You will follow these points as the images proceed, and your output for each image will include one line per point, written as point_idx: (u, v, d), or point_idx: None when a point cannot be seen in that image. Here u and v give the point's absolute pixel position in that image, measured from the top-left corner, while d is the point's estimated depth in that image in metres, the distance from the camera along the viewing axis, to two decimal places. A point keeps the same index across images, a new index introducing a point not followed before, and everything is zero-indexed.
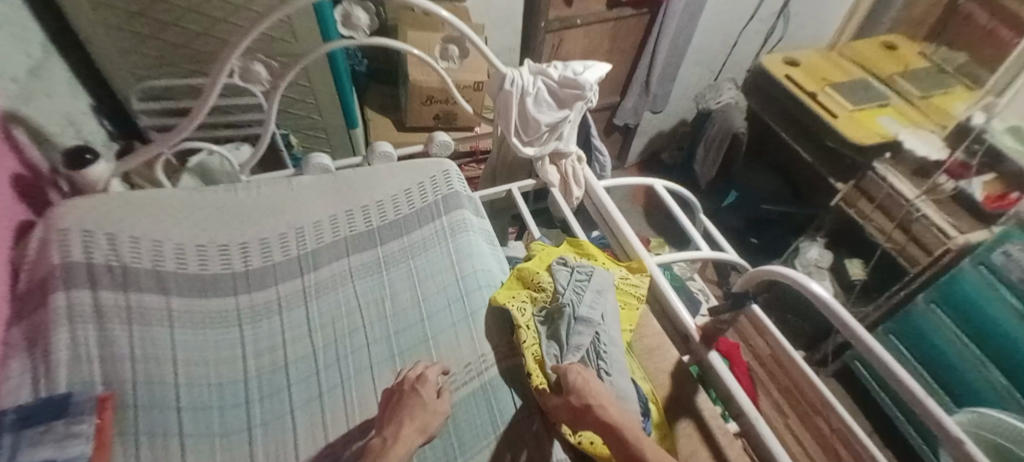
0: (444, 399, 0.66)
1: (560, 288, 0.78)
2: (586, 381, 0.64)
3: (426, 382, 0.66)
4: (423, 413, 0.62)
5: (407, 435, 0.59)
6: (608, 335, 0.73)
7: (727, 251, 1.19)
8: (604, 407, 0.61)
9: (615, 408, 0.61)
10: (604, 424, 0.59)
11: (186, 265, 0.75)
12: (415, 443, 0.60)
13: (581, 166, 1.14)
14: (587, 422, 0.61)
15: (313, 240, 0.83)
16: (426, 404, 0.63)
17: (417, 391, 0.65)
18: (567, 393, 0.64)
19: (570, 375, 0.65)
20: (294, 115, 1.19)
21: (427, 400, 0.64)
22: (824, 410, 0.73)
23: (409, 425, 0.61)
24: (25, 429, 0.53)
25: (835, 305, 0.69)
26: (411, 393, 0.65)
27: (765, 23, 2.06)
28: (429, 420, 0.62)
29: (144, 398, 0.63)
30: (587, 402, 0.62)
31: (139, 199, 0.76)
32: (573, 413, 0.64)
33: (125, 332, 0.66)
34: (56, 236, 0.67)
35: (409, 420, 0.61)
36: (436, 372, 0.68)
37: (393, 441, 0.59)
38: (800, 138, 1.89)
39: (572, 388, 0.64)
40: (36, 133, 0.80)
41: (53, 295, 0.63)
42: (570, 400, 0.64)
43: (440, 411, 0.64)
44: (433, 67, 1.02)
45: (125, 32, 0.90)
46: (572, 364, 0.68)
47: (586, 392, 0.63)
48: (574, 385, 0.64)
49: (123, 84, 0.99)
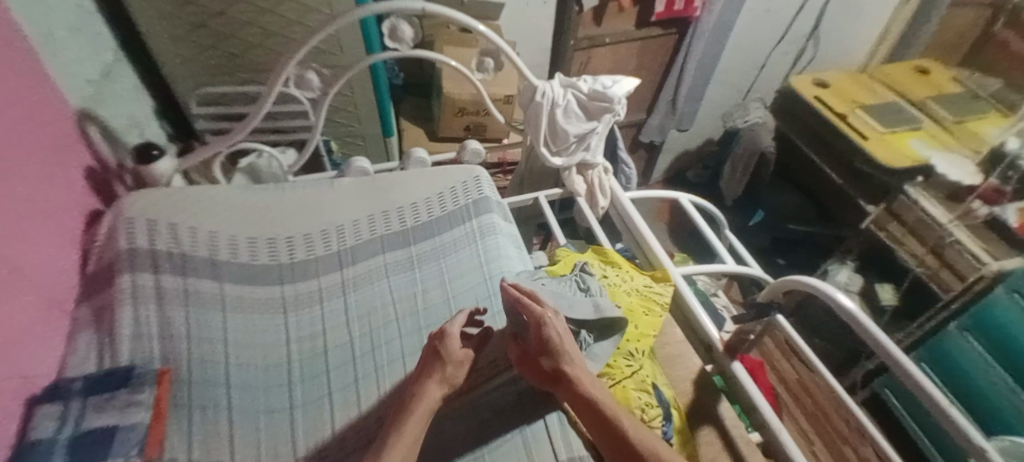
0: (466, 350, 0.68)
1: (541, 284, 0.83)
2: (562, 338, 0.69)
3: (449, 339, 0.67)
4: (446, 367, 0.66)
5: (428, 390, 0.63)
6: (592, 352, 0.80)
7: (752, 265, 1.20)
8: (577, 371, 0.67)
9: (588, 380, 0.66)
10: (583, 399, 0.65)
11: (238, 254, 0.80)
12: (438, 395, 0.64)
13: (608, 177, 1.17)
14: (559, 386, 0.68)
15: (352, 237, 0.88)
16: (449, 360, 0.66)
17: (440, 346, 0.67)
18: (545, 350, 0.69)
19: (548, 332, 0.68)
20: (336, 122, 1.26)
21: (451, 355, 0.66)
22: (855, 438, 0.72)
23: (434, 380, 0.64)
24: (93, 395, 0.60)
25: (864, 319, 0.69)
26: (435, 349, 0.67)
27: (795, 45, 2.05)
28: (455, 373, 0.66)
29: (197, 374, 0.67)
30: (558, 367, 0.68)
31: (198, 195, 0.83)
32: (545, 372, 0.69)
33: (182, 313, 0.71)
34: (123, 223, 0.74)
35: (429, 374, 0.65)
36: (458, 325, 0.69)
37: (418, 395, 0.62)
38: (827, 159, 1.89)
39: (551, 342, 0.68)
40: (106, 131, 0.88)
41: (119, 277, 0.70)
42: (543, 363, 0.69)
43: (464, 363, 0.68)
44: (469, 79, 1.07)
45: (189, 42, 0.99)
46: (546, 310, 0.70)
47: (561, 351, 0.68)
48: (550, 338, 0.68)
49: (184, 90, 1.07)
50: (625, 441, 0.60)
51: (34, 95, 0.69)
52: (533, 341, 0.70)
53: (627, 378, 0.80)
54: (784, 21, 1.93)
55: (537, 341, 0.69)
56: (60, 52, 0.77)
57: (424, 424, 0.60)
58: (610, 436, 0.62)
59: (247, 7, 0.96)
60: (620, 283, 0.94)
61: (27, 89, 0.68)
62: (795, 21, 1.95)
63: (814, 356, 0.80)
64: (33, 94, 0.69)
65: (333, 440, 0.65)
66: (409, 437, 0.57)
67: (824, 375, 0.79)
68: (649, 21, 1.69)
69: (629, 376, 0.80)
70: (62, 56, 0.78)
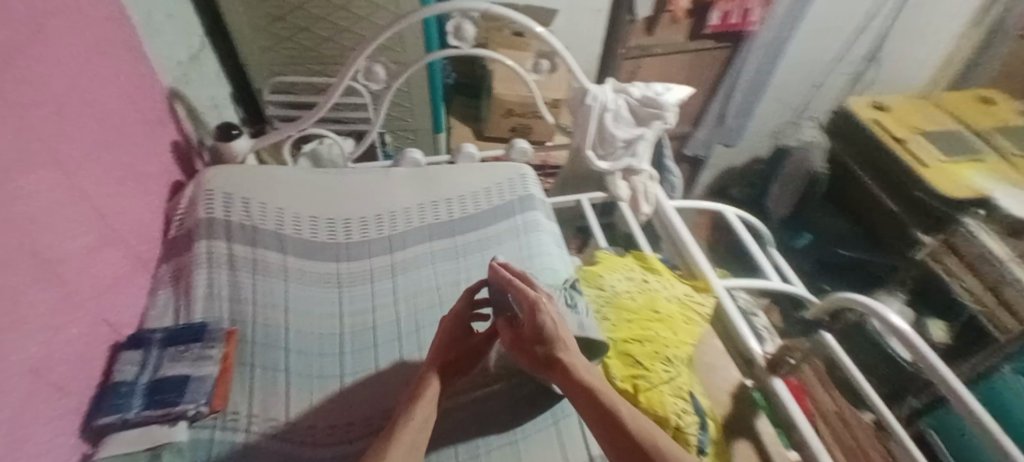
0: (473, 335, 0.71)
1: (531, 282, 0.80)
2: (555, 324, 0.67)
3: (455, 321, 0.71)
4: (451, 354, 0.69)
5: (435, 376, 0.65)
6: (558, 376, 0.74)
7: (795, 284, 1.17)
8: (572, 359, 0.66)
9: (582, 367, 0.65)
10: (578, 385, 0.63)
11: (301, 230, 0.85)
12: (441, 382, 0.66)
13: (652, 184, 1.16)
14: (555, 375, 0.66)
15: (403, 223, 0.92)
16: (456, 343, 0.70)
17: (448, 327, 0.70)
18: (539, 336, 0.67)
19: (542, 318, 0.66)
20: (392, 116, 1.32)
21: (456, 337, 0.70)
22: None
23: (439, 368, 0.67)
24: (169, 347, 0.66)
25: (915, 338, 0.69)
26: (446, 335, 0.70)
27: (853, 66, 1.99)
28: (461, 353, 0.70)
29: (261, 336, 0.72)
30: (553, 355, 0.66)
31: (268, 173, 0.89)
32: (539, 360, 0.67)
33: (250, 279, 0.76)
34: (205, 196, 0.82)
35: (436, 360, 0.68)
36: (462, 307, 0.71)
37: (425, 382, 0.64)
38: (881, 183, 1.81)
39: (545, 329, 0.67)
40: (191, 111, 0.96)
41: (198, 243, 0.77)
42: (537, 349, 0.67)
43: (474, 342, 0.71)
44: (524, 79, 1.11)
45: (269, 33, 1.07)
46: (540, 294, 0.69)
47: (555, 338, 0.67)
48: (544, 324, 0.67)
49: (260, 78, 1.15)
50: (624, 434, 0.56)
51: (133, 73, 0.77)
52: (525, 328, 0.68)
53: (665, 383, 0.77)
54: (843, 40, 1.88)
55: (530, 327, 0.67)
56: (156, 34, 0.85)
57: (431, 411, 0.61)
58: (607, 431, 0.58)
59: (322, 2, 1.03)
60: (661, 289, 0.93)
61: (127, 66, 0.76)
62: (854, 41, 1.90)
63: (863, 380, 0.81)
64: (133, 72, 0.77)
65: (377, 411, 0.69)
66: (414, 421, 0.58)
67: (874, 401, 0.78)
68: (703, 33, 1.68)
69: (667, 382, 0.78)
70: (159, 40, 0.86)
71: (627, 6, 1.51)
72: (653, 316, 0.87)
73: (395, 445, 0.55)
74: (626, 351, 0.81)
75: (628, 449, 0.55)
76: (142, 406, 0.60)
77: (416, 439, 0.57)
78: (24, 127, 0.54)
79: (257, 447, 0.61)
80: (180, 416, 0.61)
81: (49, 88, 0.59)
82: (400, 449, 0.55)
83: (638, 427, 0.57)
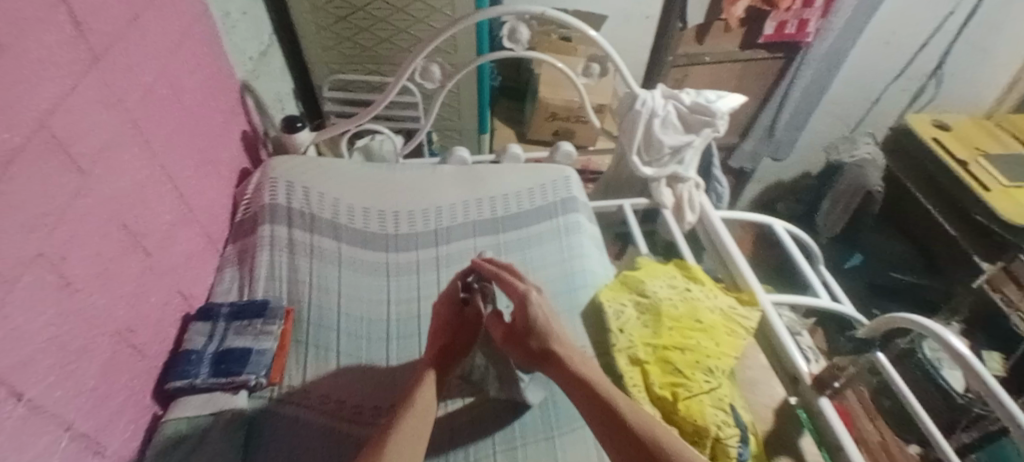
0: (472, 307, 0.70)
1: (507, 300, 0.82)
2: (547, 318, 0.68)
3: (448, 302, 0.70)
4: (446, 336, 0.67)
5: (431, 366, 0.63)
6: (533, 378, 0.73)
7: (844, 302, 1.13)
8: (567, 351, 0.64)
9: (579, 360, 0.63)
10: (575, 380, 0.60)
11: (354, 221, 0.90)
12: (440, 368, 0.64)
13: (698, 193, 1.16)
14: (551, 368, 0.63)
15: (448, 218, 0.95)
16: (450, 326, 0.68)
17: (444, 310, 0.69)
18: (530, 328, 0.67)
19: (531, 311, 0.68)
20: (439, 116, 1.36)
21: (450, 320, 0.68)
22: None
23: (438, 354, 0.65)
24: (233, 320, 0.71)
25: (975, 362, 0.65)
26: (442, 318, 0.69)
27: (913, 82, 1.90)
28: (458, 336, 0.67)
29: (316, 317, 0.77)
30: (547, 349, 0.65)
31: (326, 165, 0.95)
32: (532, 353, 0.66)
33: (307, 263, 0.81)
34: (270, 183, 0.88)
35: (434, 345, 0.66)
36: (455, 285, 0.72)
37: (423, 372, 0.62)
38: (940, 205, 1.72)
39: (535, 319, 0.67)
40: (259, 103, 1.02)
41: (262, 226, 0.83)
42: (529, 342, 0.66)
43: (469, 323, 0.69)
44: (573, 82, 1.12)
45: (331, 33, 1.12)
46: (530, 288, 0.71)
47: (549, 329, 0.67)
48: (534, 316, 0.67)
49: (320, 75, 1.21)
50: (622, 428, 0.52)
51: (212, 66, 0.83)
52: (517, 322, 0.69)
53: (706, 393, 0.76)
54: (905, 53, 1.79)
55: (521, 320, 0.68)
56: (232, 31, 0.91)
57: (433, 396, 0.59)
58: (605, 424, 0.54)
59: (383, 4, 1.07)
60: (703, 298, 0.91)
61: (209, 60, 0.82)
62: (918, 56, 1.81)
63: (920, 408, 0.74)
64: (213, 65, 0.83)
65: None
66: (416, 408, 0.56)
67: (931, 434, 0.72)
68: (756, 43, 1.64)
69: (708, 392, 0.76)
70: (235, 37, 0.92)
71: (677, 13, 1.50)
72: (695, 325, 0.85)
73: (397, 435, 0.53)
74: (665, 357, 0.80)
75: (627, 443, 0.51)
76: (208, 374, 0.64)
77: (416, 427, 0.54)
78: (120, 111, 0.60)
79: (307, 417, 0.65)
80: (242, 385, 0.65)
81: (142, 78, 0.64)
82: (399, 446, 0.52)
83: (635, 417, 0.54)
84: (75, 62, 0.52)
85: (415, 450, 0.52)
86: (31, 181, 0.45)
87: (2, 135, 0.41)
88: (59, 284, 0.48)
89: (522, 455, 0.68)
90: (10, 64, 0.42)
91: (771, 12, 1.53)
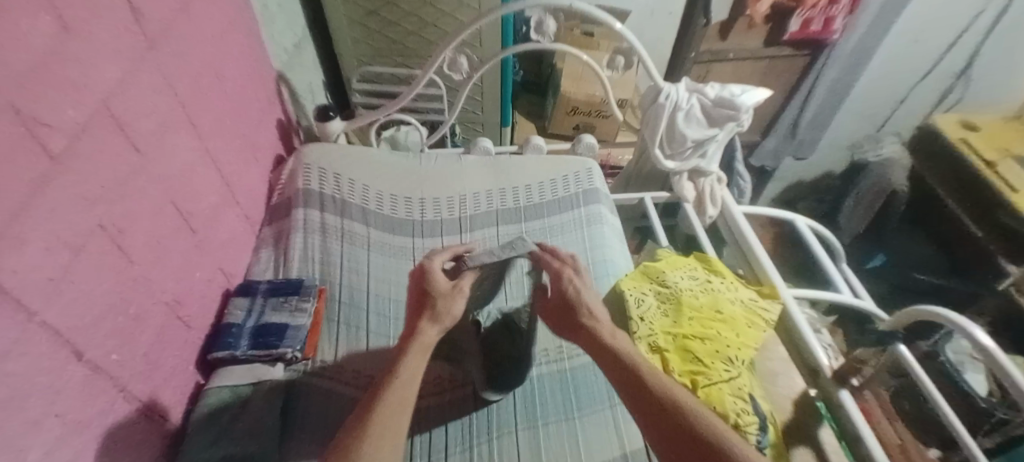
0: (460, 288, 0.63)
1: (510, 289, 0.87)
2: (579, 293, 0.67)
3: (432, 273, 0.64)
4: (437, 302, 0.62)
5: (423, 327, 0.60)
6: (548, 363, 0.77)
7: (865, 299, 1.11)
8: (597, 324, 0.64)
9: (608, 330, 0.62)
10: (603, 349, 0.60)
11: (382, 207, 0.93)
12: (434, 335, 0.60)
13: (720, 187, 1.16)
14: (580, 338, 0.63)
15: (472, 206, 0.97)
16: (437, 295, 0.62)
17: (425, 283, 0.64)
18: (564, 301, 0.66)
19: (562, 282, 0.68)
20: (462, 109, 1.39)
21: (438, 289, 0.63)
22: None
23: (427, 318, 0.61)
24: (272, 297, 0.74)
25: (997, 352, 0.67)
26: (419, 287, 0.64)
27: (941, 83, 1.86)
28: (448, 307, 0.62)
29: (347, 297, 0.80)
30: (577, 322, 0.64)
31: (356, 153, 0.98)
32: (562, 318, 0.66)
33: (338, 246, 0.85)
34: (304, 169, 0.92)
35: (417, 315, 0.61)
36: (439, 260, 0.66)
37: (414, 334, 0.59)
38: (965, 207, 1.68)
39: (575, 295, 0.66)
40: (292, 93, 1.06)
41: (296, 210, 0.87)
42: (561, 310, 0.67)
43: (457, 295, 0.63)
44: (597, 76, 1.13)
45: (361, 25, 1.15)
46: (564, 266, 0.70)
47: (580, 303, 0.65)
48: (567, 292, 0.67)
49: (349, 68, 1.25)
50: (647, 395, 0.53)
51: (251, 55, 0.87)
52: (553, 297, 0.68)
53: (724, 382, 0.76)
54: (935, 51, 1.75)
55: (556, 295, 0.68)
56: (270, 22, 0.95)
57: (422, 362, 0.57)
58: (635, 396, 0.54)
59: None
60: (725, 291, 0.92)
61: (248, 49, 0.85)
62: (947, 55, 1.77)
63: (939, 397, 0.74)
64: (251, 53, 0.87)
65: (442, 373, 0.75)
66: (400, 378, 0.54)
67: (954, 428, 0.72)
68: (780, 40, 1.63)
69: (727, 381, 0.76)
70: (271, 28, 0.96)
71: (701, 10, 1.50)
72: (716, 316, 0.86)
73: (387, 398, 0.51)
74: (685, 346, 0.80)
75: (660, 416, 0.51)
76: (248, 346, 0.68)
77: (404, 394, 0.52)
78: (171, 95, 0.63)
79: (342, 392, 0.69)
80: (280, 357, 0.69)
81: (190, 64, 0.68)
82: (394, 396, 0.52)
83: (661, 384, 0.54)
84: (132, 47, 0.55)
85: (402, 417, 0.51)
86: (95, 158, 0.48)
87: (67, 112, 0.45)
88: (119, 255, 0.52)
89: (544, 434, 0.70)
90: (74, 47, 0.45)
91: (797, 8, 1.50)
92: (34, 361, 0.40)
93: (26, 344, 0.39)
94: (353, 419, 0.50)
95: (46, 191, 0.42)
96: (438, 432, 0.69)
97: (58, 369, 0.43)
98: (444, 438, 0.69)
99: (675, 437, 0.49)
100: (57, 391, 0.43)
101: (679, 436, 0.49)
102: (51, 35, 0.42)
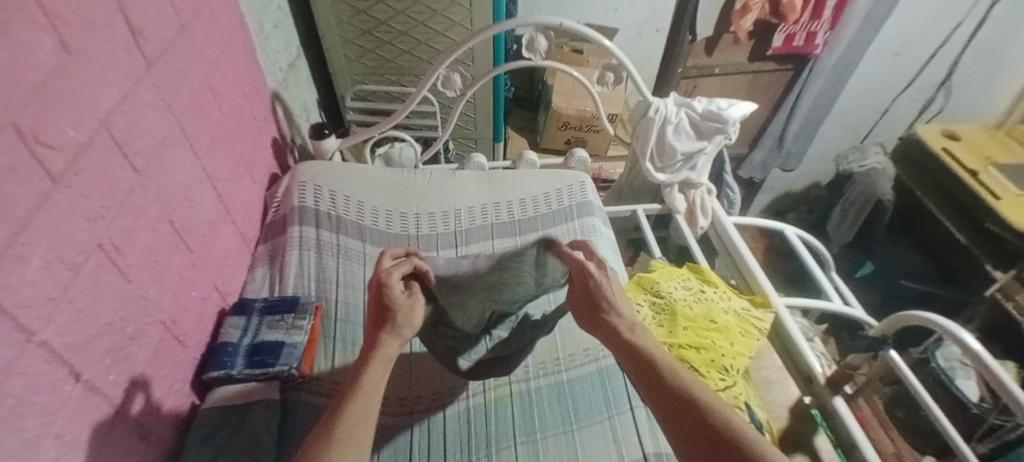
0: (416, 296, 0.60)
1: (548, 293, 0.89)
2: (606, 286, 0.64)
3: (388, 288, 0.59)
4: (397, 315, 0.57)
5: (385, 339, 0.55)
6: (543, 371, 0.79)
7: (856, 306, 1.13)
8: (619, 318, 0.61)
9: (625, 325, 0.59)
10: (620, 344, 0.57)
11: (377, 222, 0.93)
12: (396, 348, 0.55)
13: (710, 198, 1.19)
14: (598, 334, 0.61)
15: (467, 220, 0.98)
16: (397, 308, 0.57)
17: (383, 295, 0.58)
18: (588, 294, 0.64)
19: (588, 280, 0.65)
20: (456, 125, 1.41)
21: (398, 303, 0.58)
22: None
23: (387, 330, 0.56)
24: (267, 316, 0.74)
25: (984, 355, 0.68)
26: (377, 301, 0.59)
27: (922, 93, 1.92)
28: (407, 319, 0.57)
29: (342, 312, 0.80)
30: (595, 318, 0.62)
31: (352, 170, 0.99)
32: (581, 311, 0.65)
33: (334, 262, 0.85)
34: (299, 186, 0.93)
35: (377, 328, 0.56)
36: (400, 272, 0.61)
37: (374, 345, 0.54)
38: (952, 215, 1.70)
39: (596, 288, 0.64)
40: (287, 111, 1.07)
41: (291, 227, 0.87)
42: (588, 307, 0.64)
43: (416, 308, 0.59)
44: (588, 91, 1.15)
45: (355, 45, 1.17)
46: (588, 262, 0.68)
47: (602, 295, 0.63)
48: (593, 287, 0.64)
49: (344, 86, 1.26)
50: (665, 387, 0.51)
51: (247, 74, 0.88)
52: (578, 292, 0.66)
53: (723, 391, 0.77)
54: (914, 63, 1.81)
55: (581, 290, 0.66)
56: (266, 42, 0.96)
57: (385, 374, 0.53)
58: (658, 397, 0.50)
59: (405, 18, 1.12)
60: (718, 300, 0.93)
61: (245, 68, 0.87)
62: (926, 67, 1.83)
63: (929, 400, 0.74)
64: (246, 72, 0.87)
65: (439, 386, 0.75)
66: (366, 388, 0.50)
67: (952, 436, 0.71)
68: (764, 54, 1.67)
69: (724, 390, 0.78)
70: (267, 48, 0.97)
71: (687, 26, 1.52)
72: (710, 326, 0.87)
73: (350, 409, 0.48)
74: (682, 356, 0.81)
75: (675, 413, 0.48)
76: (244, 365, 0.68)
77: (367, 405, 0.49)
78: (169, 115, 0.64)
79: None
80: (276, 376, 0.68)
81: (188, 83, 0.68)
82: (355, 407, 0.48)
83: (675, 375, 0.52)
84: (132, 68, 0.56)
85: (366, 427, 0.48)
86: (95, 177, 0.49)
87: (68, 132, 0.45)
88: (116, 273, 0.52)
89: (543, 446, 0.70)
90: (76, 66, 0.46)
91: (779, 24, 1.54)
92: (32, 380, 0.40)
93: (26, 363, 0.39)
94: (316, 432, 0.47)
95: (47, 210, 0.42)
96: (436, 445, 0.69)
97: (56, 388, 0.43)
98: (443, 448, 0.69)
99: (695, 432, 0.46)
100: (55, 411, 0.43)
101: (697, 434, 0.46)
102: (53, 56, 0.43)
